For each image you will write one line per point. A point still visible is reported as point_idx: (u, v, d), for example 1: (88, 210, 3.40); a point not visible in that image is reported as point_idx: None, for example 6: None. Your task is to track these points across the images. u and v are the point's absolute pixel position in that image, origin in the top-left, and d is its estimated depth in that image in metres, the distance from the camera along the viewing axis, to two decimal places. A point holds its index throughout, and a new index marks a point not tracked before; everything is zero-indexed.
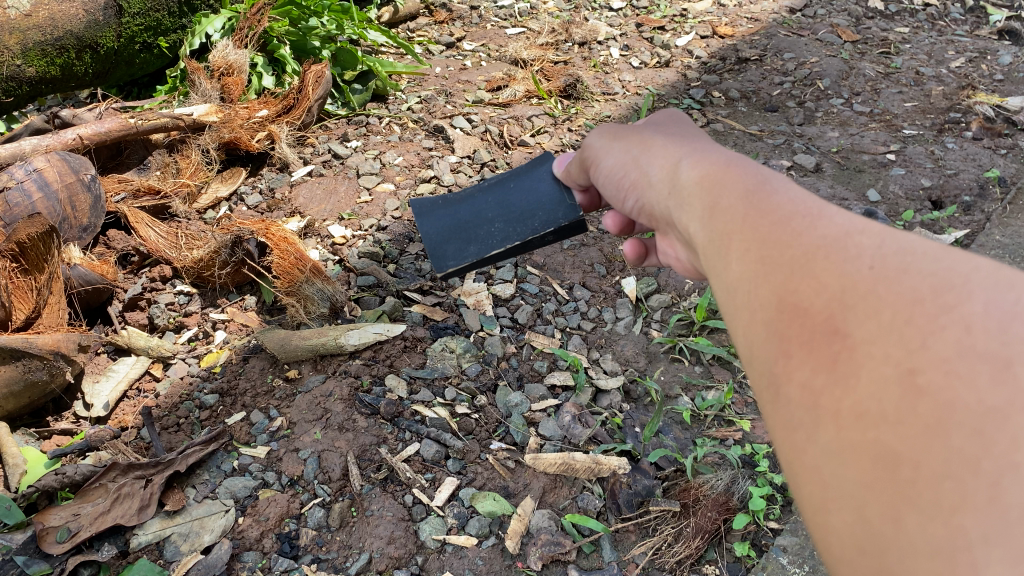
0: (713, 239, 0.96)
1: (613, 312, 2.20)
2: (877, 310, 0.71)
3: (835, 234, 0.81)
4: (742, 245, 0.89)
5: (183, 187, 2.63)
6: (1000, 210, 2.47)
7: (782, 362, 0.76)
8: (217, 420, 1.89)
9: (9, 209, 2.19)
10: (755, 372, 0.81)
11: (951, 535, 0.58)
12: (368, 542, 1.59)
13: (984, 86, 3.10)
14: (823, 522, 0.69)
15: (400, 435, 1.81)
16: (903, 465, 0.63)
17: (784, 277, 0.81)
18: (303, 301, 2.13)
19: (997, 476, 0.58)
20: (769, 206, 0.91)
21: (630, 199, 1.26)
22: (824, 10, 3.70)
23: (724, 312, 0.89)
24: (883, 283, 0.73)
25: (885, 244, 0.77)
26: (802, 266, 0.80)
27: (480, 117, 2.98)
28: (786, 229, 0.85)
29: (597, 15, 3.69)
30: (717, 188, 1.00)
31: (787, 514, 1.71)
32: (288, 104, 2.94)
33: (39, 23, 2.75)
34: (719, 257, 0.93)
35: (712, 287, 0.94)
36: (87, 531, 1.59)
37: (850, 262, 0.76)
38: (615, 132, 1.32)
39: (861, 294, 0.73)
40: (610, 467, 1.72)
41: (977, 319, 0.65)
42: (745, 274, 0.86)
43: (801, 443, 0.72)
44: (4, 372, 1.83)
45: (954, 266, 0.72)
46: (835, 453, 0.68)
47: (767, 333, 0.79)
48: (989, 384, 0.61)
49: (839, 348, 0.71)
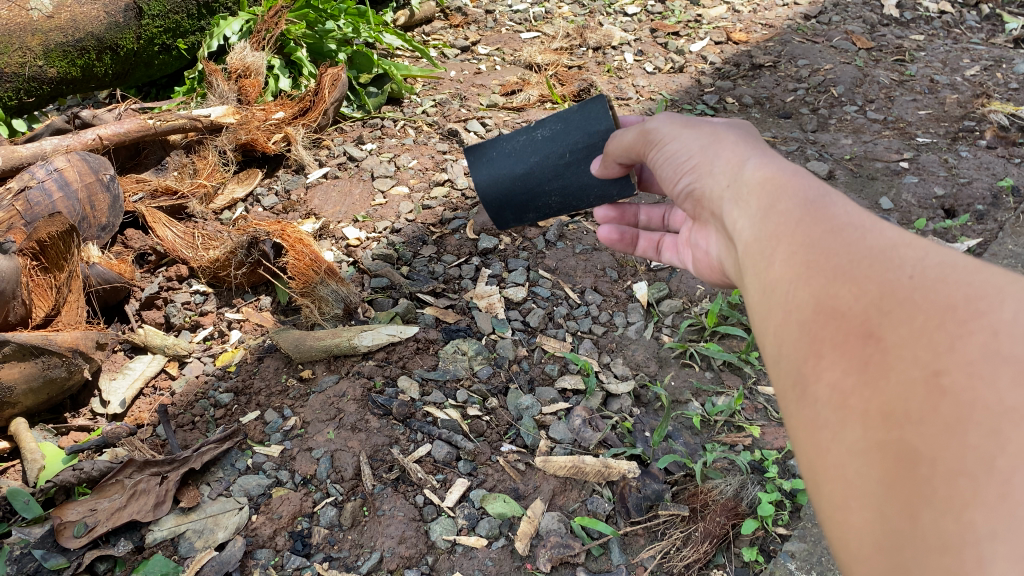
0: (762, 240, 1.01)
1: (625, 317, 2.21)
2: (912, 314, 0.75)
3: (882, 245, 0.85)
4: (789, 248, 0.94)
5: (200, 188, 2.67)
6: (1013, 219, 2.46)
7: (813, 362, 0.81)
8: (231, 418, 1.92)
9: (30, 208, 2.21)
10: (785, 371, 0.86)
11: (962, 531, 0.62)
12: (379, 541, 1.61)
13: (999, 95, 3.09)
14: (845, 520, 0.73)
15: (412, 436, 1.83)
16: (922, 463, 0.66)
17: (826, 281, 0.85)
18: (318, 302, 2.16)
19: (1008, 473, 0.61)
20: (825, 213, 0.95)
21: (683, 180, 1.29)
22: (838, 17, 3.69)
23: (763, 312, 0.94)
24: (920, 290, 0.77)
25: (928, 256, 0.81)
26: (845, 271, 0.84)
27: (494, 121, 3.01)
28: (836, 237, 0.90)
29: (612, 20, 3.71)
30: (774, 192, 1.04)
31: (796, 521, 1.71)
32: (304, 107, 2.97)
33: (61, 25, 2.82)
34: (765, 258, 0.98)
35: (756, 286, 0.98)
36: (104, 526, 1.62)
37: (894, 270, 0.80)
38: (686, 119, 1.35)
39: (896, 301, 0.77)
40: (620, 471, 1.75)
41: (1005, 326, 0.69)
42: (790, 276, 0.90)
43: (825, 440, 0.76)
44: (25, 369, 1.85)
45: (991, 278, 0.75)
46: (861, 451, 0.72)
47: (802, 335, 0.84)
48: (1009, 385, 0.65)
49: (873, 350, 0.75)
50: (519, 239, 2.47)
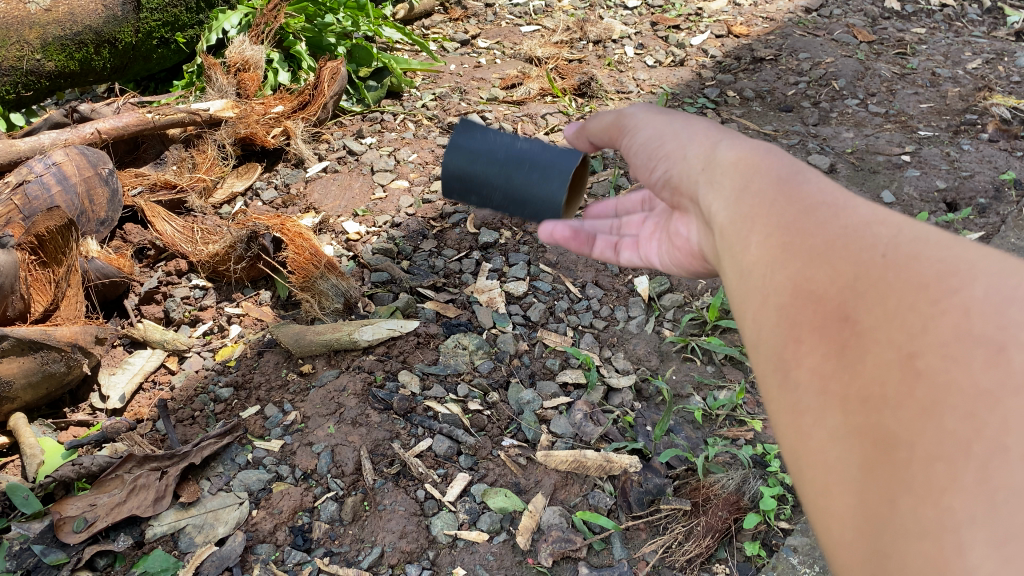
0: (736, 223, 1.01)
1: (626, 311, 2.20)
2: (885, 296, 0.76)
3: (855, 225, 0.86)
4: (763, 230, 0.95)
5: (199, 182, 2.66)
6: (1016, 213, 2.45)
7: (791, 346, 0.82)
8: (231, 413, 1.91)
9: (29, 202, 2.19)
10: (763, 356, 0.86)
11: (941, 517, 0.62)
12: (380, 536, 1.61)
13: (1001, 88, 3.07)
14: (825, 505, 0.73)
15: (413, 431, 1.83)
16: (900, 446, 0.67)
17: (801, 264, 0.86)
18: (318, 297, 2.14)
19: (985, 458, 0.62)
20: (799, 194, 0.96)
21: (658, 168, 1.30)
22: (840, 10, 3.68)
23: (739, 296, 0.94)
24: (892, 269, 0.78)
25: (901, 233, 0.83)
26: (820, 252, 0.85)
27: (495, 114, 3.00)
28: (810, 219, 0.91)
29: (612, 13, 3.69)
30: (749, 173, 1.05)
31: (798, 515, 1.70)
32: (304, 101, 2.94)
33: (58, 18, 2.81)
34: (741, 241, 0.98)
35: (732, 271, 0.99)
36: (103, 522, 1.61)
37: (867, 250, 0.82)
38: (659, 110, 1.36)
39: (871, 284, 0.78)
40: (621, 466, 1.73)
41: (976, 303, 0.71)
42: (766, 259, 0.91)
43: (806, 425, 0.77)
44: (24, 363, 1.84)
45: (962, 255, 0.77)
46: (840, 436, 0.73)
47: (778, 318, 0.85)
48: (983, 367, 0.66)
49: (849, 334, 0.77)
50: (519, 233, 2.45)
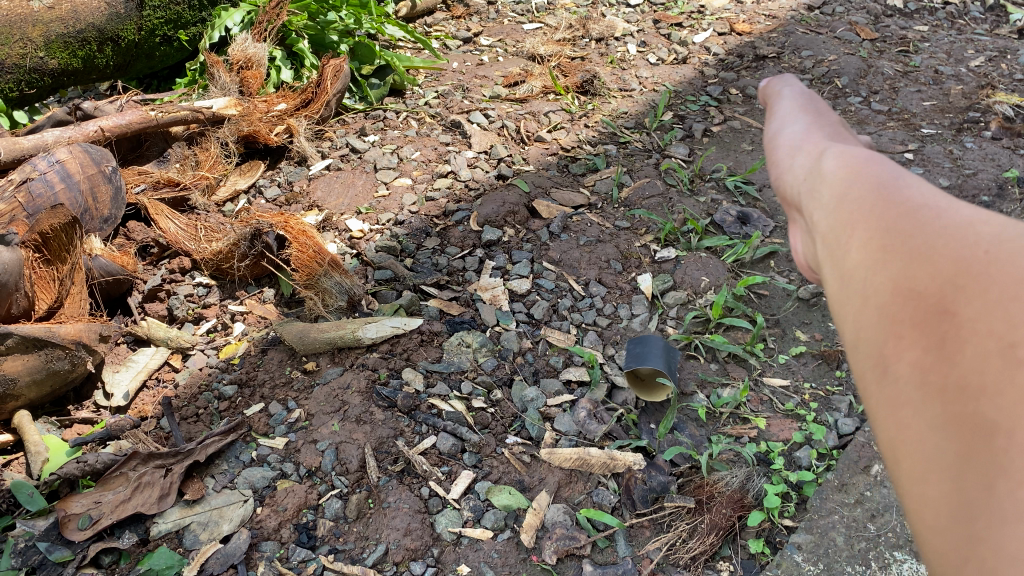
0: (835, 227, 0.94)
1: (629, 308, 2.19)
2: (986, 291, 0.70)
3: (959, 222, 0.79)
4: (864, 231, 0.88)
5: (202, 180, 2.66)
6: (1019, 211, 2.44)
7: (890, 343, 0.75)
8: (235, 411, 1.91)
9: (32, 199, 2.20)
10: (860, 357, 0.79)
11: None
12: (385, 533, 1.61)
13: (1004, 86, 3.08)
14: (918, 499, 0.66)
15: (417, 428, 1.83)
16: (998, 435, 0.61)
17: (901, 264, 0.80)
18: (322, 295, 2.16)
19: None
20: (901, 196, 0.89)
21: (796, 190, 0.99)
22: (842, 8, 3.68)
23: (837, 301, 0.87)
24: (991, 267, 0.72)
25: (1009, 231, 0.75)
26: (927, 252, 0.79)
27: (497, 112, 3.00)
28: (909, 218, 0.84)
29: (615, 11, 3.69)
30: (852, 179, 0.98)
31: (803, 512, 1.69)
32: (306, 99, 2.95)
33: (61, 16, 2.83)
34: (841, 243, 0.91)
35: (827, 278, 0.92)
36: (108, 519, 1.62)
37: (966, 248, 0.76)
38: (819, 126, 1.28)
39: (971, 276, 0.73)
40: (626, 462, 1.75)
41: None
42: (865, 259, 0.85)
43: (903, 417, 0.70)
44: (28, 361, 1.85)
45: None
46: (934, 426, 0.67)
47: (877, 318, 0.78)
48: None
49: (948, 328, 0.70)
50: (522, 231, 2.45)
